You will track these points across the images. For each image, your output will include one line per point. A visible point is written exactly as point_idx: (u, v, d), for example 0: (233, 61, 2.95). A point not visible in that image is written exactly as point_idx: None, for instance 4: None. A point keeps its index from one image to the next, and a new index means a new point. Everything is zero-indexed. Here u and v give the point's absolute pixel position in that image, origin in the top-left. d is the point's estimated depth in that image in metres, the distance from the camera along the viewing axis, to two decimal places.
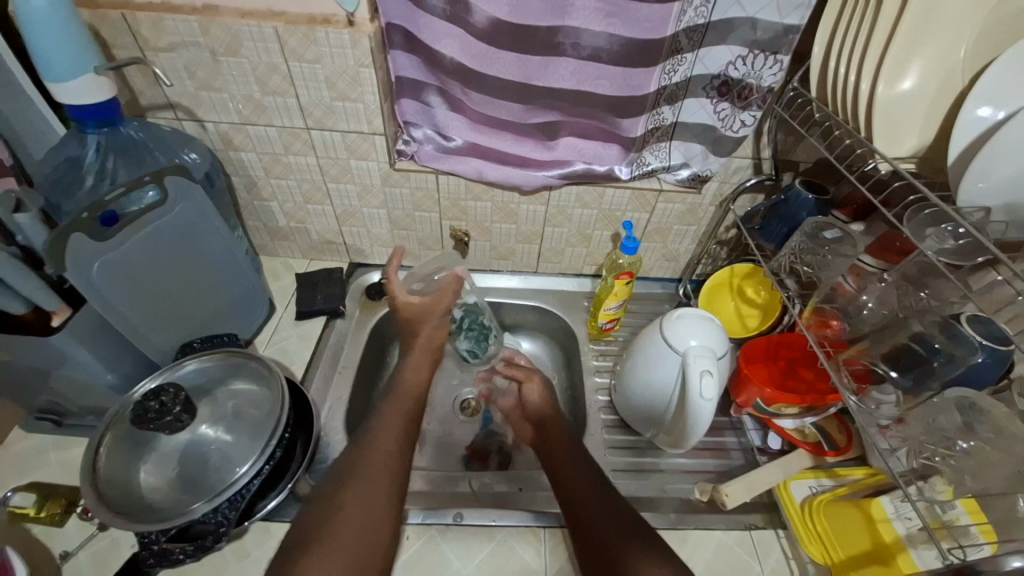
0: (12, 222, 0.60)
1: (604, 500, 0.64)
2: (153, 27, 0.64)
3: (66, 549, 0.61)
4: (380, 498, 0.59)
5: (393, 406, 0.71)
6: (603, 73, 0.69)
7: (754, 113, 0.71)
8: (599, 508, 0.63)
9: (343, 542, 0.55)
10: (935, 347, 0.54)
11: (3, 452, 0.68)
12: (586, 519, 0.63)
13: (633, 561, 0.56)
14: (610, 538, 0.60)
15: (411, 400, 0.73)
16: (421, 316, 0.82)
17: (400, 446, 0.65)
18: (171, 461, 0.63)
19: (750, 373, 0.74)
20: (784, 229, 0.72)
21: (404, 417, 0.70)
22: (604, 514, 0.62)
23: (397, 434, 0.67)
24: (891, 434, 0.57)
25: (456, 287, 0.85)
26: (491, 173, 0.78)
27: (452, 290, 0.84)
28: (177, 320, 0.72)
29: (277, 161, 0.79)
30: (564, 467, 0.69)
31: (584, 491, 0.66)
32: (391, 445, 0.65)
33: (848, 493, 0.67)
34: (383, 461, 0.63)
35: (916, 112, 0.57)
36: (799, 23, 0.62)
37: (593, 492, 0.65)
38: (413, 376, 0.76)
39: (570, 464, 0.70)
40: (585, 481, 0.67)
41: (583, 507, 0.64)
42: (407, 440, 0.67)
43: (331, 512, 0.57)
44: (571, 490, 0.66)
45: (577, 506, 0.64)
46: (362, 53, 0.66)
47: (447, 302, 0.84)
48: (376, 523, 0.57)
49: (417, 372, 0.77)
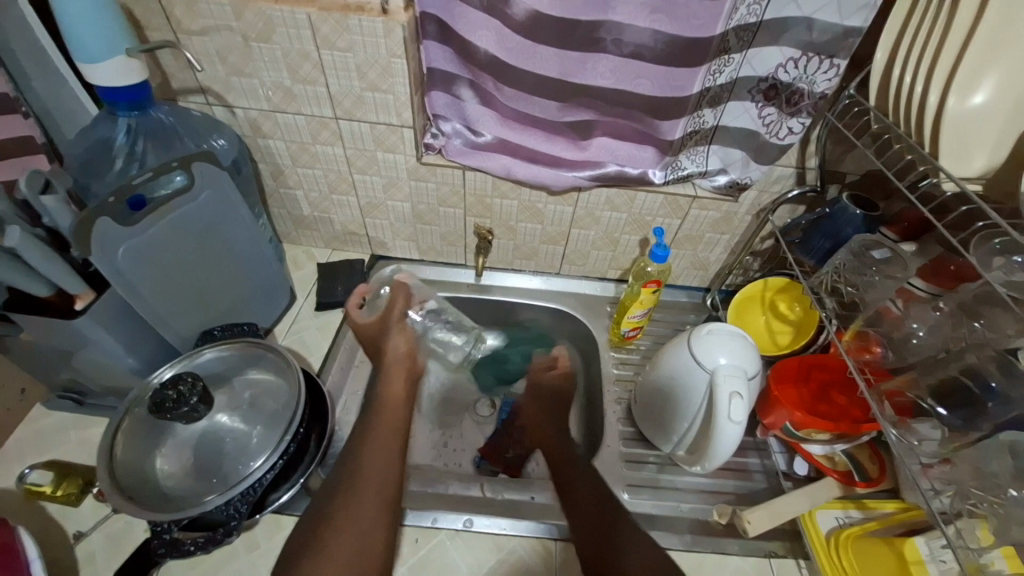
0: (39, 203, 0.60)
1: (599, 518, 0.64)
2: (187, 10, 0.63)
3: (80, 529, 0.63)
4: (371, 508, 0.59)
5: (381, 417, 0.70)
6: (645, 72, 0.65)
7: (804, 120, 0.67)
8: (590, 498, 0.67)
9: (335, 555, 0.55)
10: (991, 385, 0.50)
11: (27, 427, 0.70)
12: (591, 531, 0.63)
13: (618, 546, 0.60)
14: (593, 521, 0.64)
15: (399, 410, 0.72)
16: (383, 327, 0.80)
17: (389, 457, 0.65)
18: (188, 448, 0.63)
19: (779, 395, 0.71)
20: (827, 244, 0.68)
21: (392, 428, 0.69)
22: (592, 499, 0.66)
23: (384, 446, 0.66)
24: (934, 474, 0.52)
25: (406, 293, 0.85)
26: (521, 171, 0.75)
27: (403, 295, 0.84)
28: (198, 305, 0.72)
29: (305, 149, 0.78)
30: (574, 481, 0.69)
31: (581, 488, 0.68)
32: (380, 455, 0.65)
33: (879, 529, 0.64)
34: (374, 472, 0.63)
35: (990, 129, 0.52)
36: (861, 26, 0.58)
37: (594, 500, 0.66)
38: (396, 389, 0.75)
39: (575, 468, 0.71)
40: (586, 487, 0.68)
41: (576, 496, 0.67)
42: (397, 449, 0.67)
43: (321, 526, 0.58)
44: (573, 499, 0.67)
45: (587, 517, 0.64)
46: (395, 43, 0.64)
47: (399, 307, 0.83)
48: (370, 532, 0.58)
49: (401, 385, 0.75)
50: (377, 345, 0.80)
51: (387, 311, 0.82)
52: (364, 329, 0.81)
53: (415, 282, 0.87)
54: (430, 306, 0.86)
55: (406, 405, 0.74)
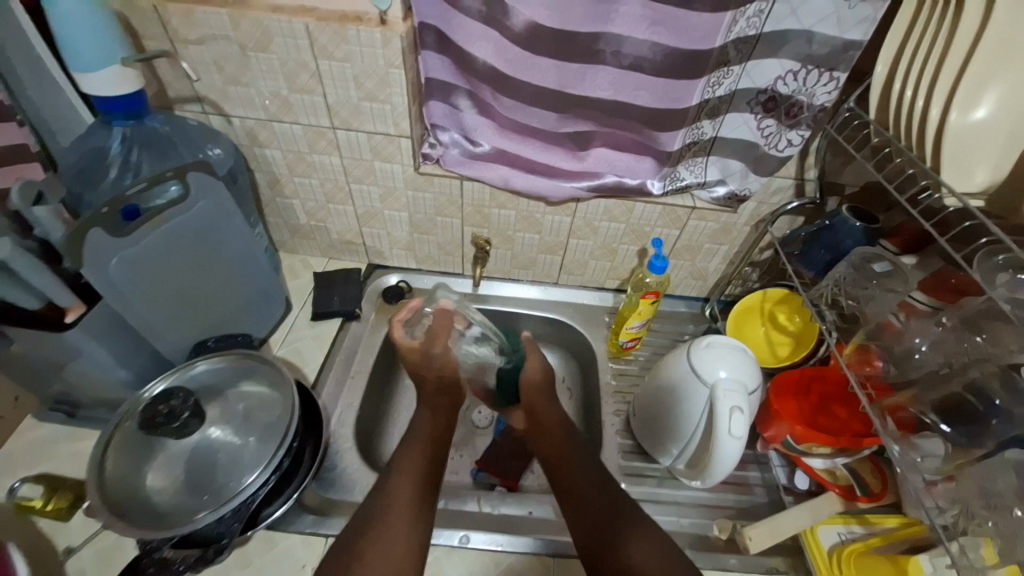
0: (31, 215, 0.59)
1: (606, 514, 0.61)
2: (184, 19, 0.62)
3: (70, 545, 0.61)
4: (396, 551, 0.55)
5: (411, 451, 0.67)
6: (644, 84, 0.65)
7: (803, 132, 0.67)
8: (595, 484, 0.65)
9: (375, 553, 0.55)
10: (995, 402, 0.50)
11: (16, 440, 0.69)
12: (597, 531, 0.59)
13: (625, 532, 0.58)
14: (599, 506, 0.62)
15: (428, 441, 0.68)
16: (424, 359, 0.77)
17: (418, 495, 0.61)
18: (179, 462, 0.62)
19: (780, 408, 0.70)
20: (827, 256, 0.68)
21: (420, 460, 0.66)
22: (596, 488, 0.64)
23: (423, 451, 0.67)
24: (938, 492, 0.51)
25: (448, 321, 0.79)
26: (519, 181, 0.75)
27: (446, 326, 0.79)
28: (192, 316, 0.71)
29: (301, 159, 0.78)
30: (577, 484, 0.65)
31: (582, 481, 0.65)
32: (408, 488, 0.62)
33: (882, 545, 0.64)
34: (403, 513, 0.59)
35: (993, 143, 0.52)
36: (861, 40, 0.58)
37: (599, 498, 0.63)
38: (427, 421, 0.72)
39: (578, 463, 0.68)
40: (590, 489, 0.64)
41: (577, 483, 0.65)
42: (425, 480, 0.63)
43: (347, 552, 0.56)
44: (578, 501, 0.63)
45: (595, 519, 0.60)
46: (393, 53, 0.64)
47: (444, 340, 0.78)
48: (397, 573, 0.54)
49: (434, 409, 0.74)
50: (420, 373, 0.77)
51: (430, 340, 0.78)
52: (407, 353, 0.77)
53: (460, 310, 0.80)
54: (473, 331, 0.80)
55: (445, 420, 0.73)
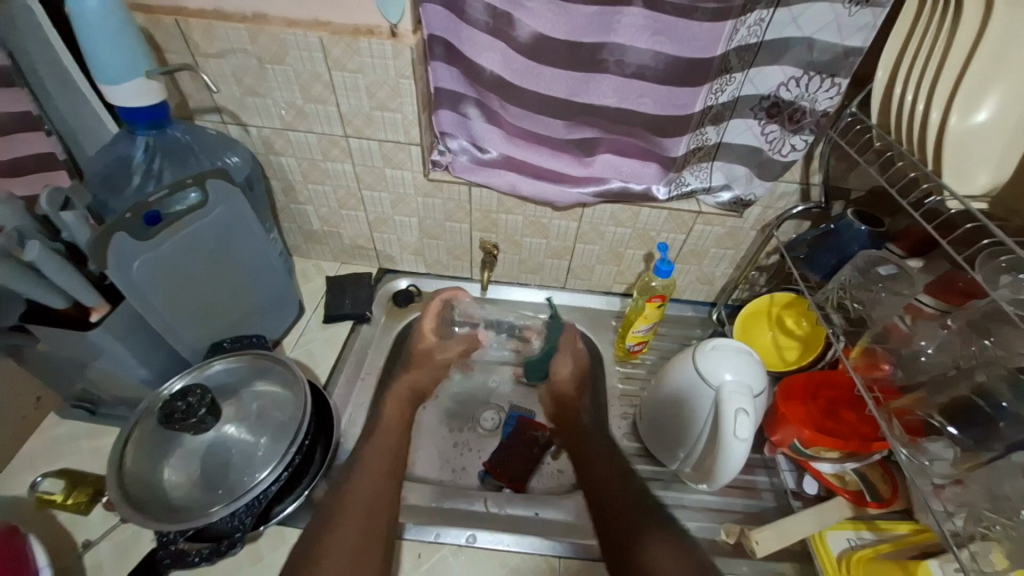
0: (60, 219, 0.62)
1: (630, 513, 0.67)
2: (205, 34, 0.65)
3: (88, 539, 0.63)
4: (371, 490, 0.67)
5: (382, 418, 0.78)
6: (647, 91, 0.66)
7: (806, 137, 0.68)
8: (618, 477, 0.71)
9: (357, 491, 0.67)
10: (1002, 404, 0.49)
11: (39, 437, 0.72)
12: (622, 525, 0.66)
13: (648, 532, 0.64)
14: (622, 502, 0.68)
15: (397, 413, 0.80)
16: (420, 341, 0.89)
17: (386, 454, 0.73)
18: (195, 458, 0.64)
19: (787, 412, 0.70)
20: (832, 261, 0.68)
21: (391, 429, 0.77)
22: (621, 486, 0.70)
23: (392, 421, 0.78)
24: (947, 496, 0.51)
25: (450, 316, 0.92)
26: (525, 187, 0.76)
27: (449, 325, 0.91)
28: (209, 319, 0.73)
29: (315, 166, 0.80)
30: (601, 475, 0.72)
31: (607, 470, 0.72)
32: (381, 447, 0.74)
33: (892, 551, 0.63)
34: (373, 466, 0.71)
35: (994, 145, 0.52)
36: (862, 46, 0.59)
37: (622, 493, 0.69)
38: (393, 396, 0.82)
39: (597, 460, 0.74)
40: (614, 483, 0.70)
41: (604, 476, 0.72)
42: (390, 480, 0.70)
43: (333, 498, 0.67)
44: (603, 492, 0.70)
45: (621, 510, 0.67)
46: (404, 64, 0.66)
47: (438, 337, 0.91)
48: (378, 506, 0.66)
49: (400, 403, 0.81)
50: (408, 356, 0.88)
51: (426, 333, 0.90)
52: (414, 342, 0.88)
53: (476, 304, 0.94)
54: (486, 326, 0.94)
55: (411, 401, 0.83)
